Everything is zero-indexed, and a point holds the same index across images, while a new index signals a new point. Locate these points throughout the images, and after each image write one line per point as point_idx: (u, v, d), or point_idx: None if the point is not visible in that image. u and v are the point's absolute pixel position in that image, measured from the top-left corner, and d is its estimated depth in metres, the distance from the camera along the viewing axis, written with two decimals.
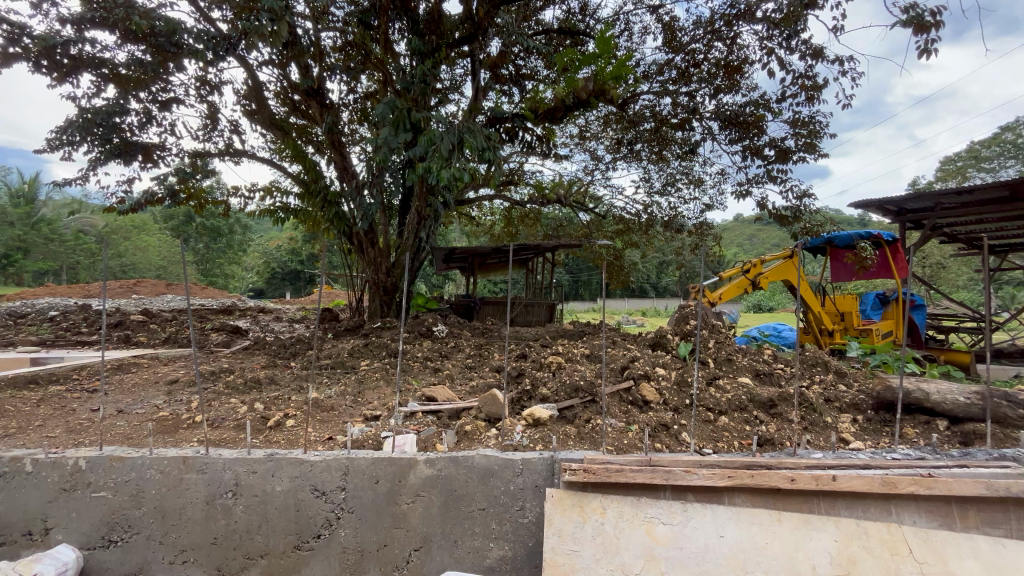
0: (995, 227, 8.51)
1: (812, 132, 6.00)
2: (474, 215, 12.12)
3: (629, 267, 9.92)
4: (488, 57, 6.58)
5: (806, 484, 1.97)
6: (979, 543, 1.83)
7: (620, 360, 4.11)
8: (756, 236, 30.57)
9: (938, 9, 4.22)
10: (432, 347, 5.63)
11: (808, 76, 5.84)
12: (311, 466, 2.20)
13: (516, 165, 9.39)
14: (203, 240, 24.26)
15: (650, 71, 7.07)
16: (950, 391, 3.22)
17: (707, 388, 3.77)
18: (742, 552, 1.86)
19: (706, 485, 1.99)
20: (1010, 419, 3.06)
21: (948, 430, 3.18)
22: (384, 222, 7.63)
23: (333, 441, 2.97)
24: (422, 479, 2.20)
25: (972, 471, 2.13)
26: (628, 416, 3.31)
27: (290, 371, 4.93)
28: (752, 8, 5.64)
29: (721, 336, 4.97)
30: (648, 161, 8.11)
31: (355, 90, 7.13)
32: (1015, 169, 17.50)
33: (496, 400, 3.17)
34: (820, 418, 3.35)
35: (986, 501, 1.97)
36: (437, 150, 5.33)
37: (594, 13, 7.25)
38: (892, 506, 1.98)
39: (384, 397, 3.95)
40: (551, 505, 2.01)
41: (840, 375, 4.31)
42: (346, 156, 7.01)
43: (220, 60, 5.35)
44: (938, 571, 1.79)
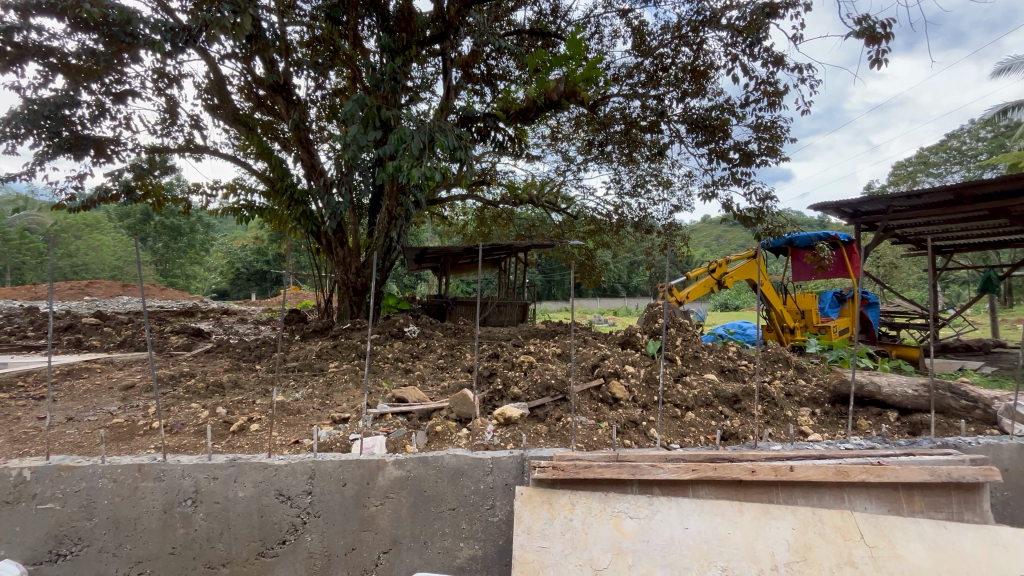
0: (941, 229, 9.02)
1: (774, 137, 6.23)
2: (447, 215, 12.07)
3: (600, 267, 10.06)
4: (459, 56, 6.53)
5: (765, 475, 2.05)
6: (925, 527, 1.95)
7: (590, 359, 4.17)
8: (723, 237, 31.46)
9: (888, 21, 4.44)
10: (403, 348, 5.57)
11: (770, 82, 6.04)
12: (276, 470, 2.14)
13: (488, 165, 9.39)
14: (162, 239, 23.27)
15: (619, 74, 7.18)
16: (899, 385, 3.41)
17: (675, 384, 3.87)
18: (706, 542, 1.92)
19: (672, 479, 2.05)
20: (953, 409, 3.26)
21: (898, 421, 3.37)
22: (353, 221, 7.50)
23: (300, 445, 2.92)
24: (390, 480, 2.17)
25: (919, 458, 2.26)
26: (598, 414, 3.37)
27: (254, 374, 4.79)
28: (717, 15, 5.81)
29: (688, 334, 5.10)
30: (618, 162, 8.22)
31: (323, 86, 6.98)
32: (961, 174, 18.58)
33: (467, 400, 3.18)
34: (780, 412, 3.50)
35: (930, 486, 2.10)
36: (407, 149, 5.26)
37: (564, 15, 7.30)
38: (846, 494, 2.08)
39: (353, 399, 3.89)
40: (521, 503, 2.01)
41: (800, 370, 4.49)
42: (313, 154, 6.85)
43: (179, 52, 5.15)
44: (888, 554, 1.89)
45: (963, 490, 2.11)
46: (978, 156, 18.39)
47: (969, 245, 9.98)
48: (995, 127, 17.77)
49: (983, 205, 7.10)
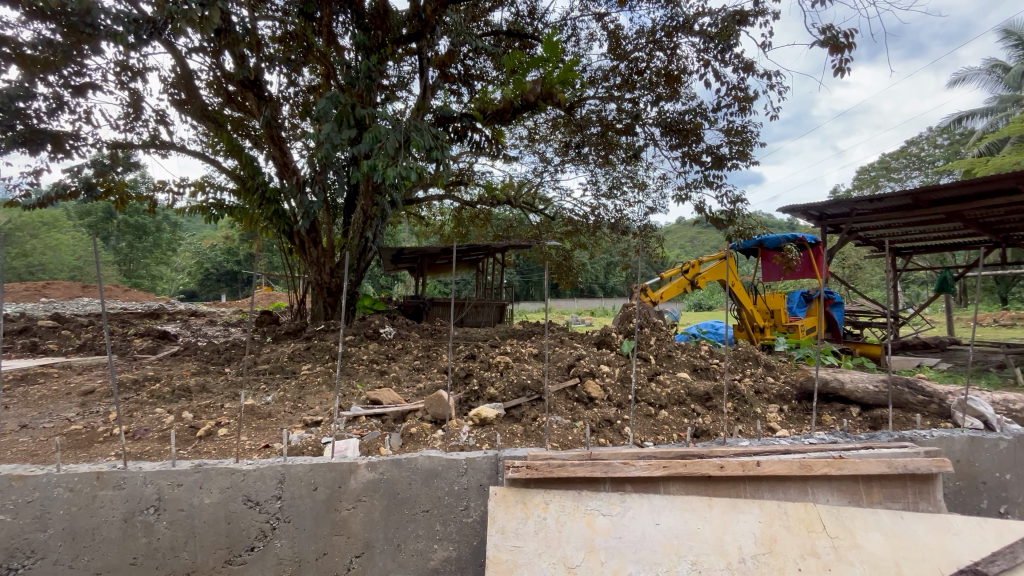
0: (901, 232, 9.42)
1: (744, 141, 6.40)
2: (424, 215, 11.97)
3: (577, 268, 10.15)
4: (436, 56, 6.49)
5: (733, 470, 2.11)
6: (882, 517, 2.04)
7: (566, 358, 4.20)
8: (697, 239, 32.11)
9: (850, 31, 4.62)
10: (378, 349, 5.50)
11: (740, 88, 6.20)
12: (244, 475, 2.08)
13: (466, 165, 9.36)
14: (126, 238, 22.40)
15: (596, 77, 7.26)
16: (861, 381, 3.55)
17: (649, 383, 3.94)
18: (676, 537, 1.96)
19: (644, 476, 2.08)
20: (910, 403, 3.41)
21: (860, 416, 3.51)
22: (327, 221, 7.36)
23: (270, 449, 2.86)
24: (363, 483, 2.14)
25: (878, 451, 2.36)
26: (573, 413, 3.40)
27: (223, 377, 4.65)
28: (690, 21, 5.93)
29: (662, 334, 5.18)
30: (595, 164, 8.30)
31: (296, 83, 6.83)
32: (920, 179, 19.44)
33: (442, 401, 3.16)
34: (750, 409, 3.60)
35: (887, 477, 2.20)
36: (383, 148, 5.20)
37: (541, 17, 7.34)
38: (809, 487, 2.16)
39: (327, 402, 3.82)
40: (495, 503, 2.02)
41: (769, 368, 4.62)
42: (286, 152, 6.71)
43: (144, 44, 4.97)
44: (848, 544, 1.96)
45: (918, 481, 2.22)
46: (936, 163, 19.30)
47: (927, 247, 10.45)
48: (951, 135, 18.67)
49: (939, 208, 7.46)
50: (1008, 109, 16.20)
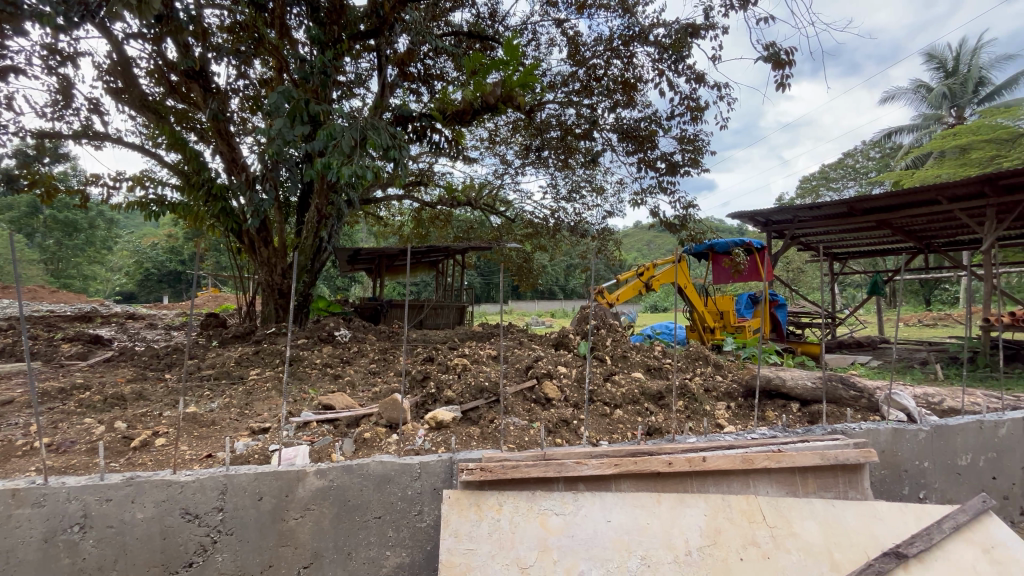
0: (837, 238, 10.07)
1: (696, 149, 6.65)
2: (382, 215, 11.75)
3: (537, 270, 10.25)
4: (394, 53, 6.38)
5: (681, 467, 2.19)
6: (816, 506, 2.17)
7: (524, 360, 4.23)
8: (653, 241, 33.12)
9: (790, 49, 4.91)
10: (332, 353, 5.35)
11: (692, 98, 6.45)
12: (182, 487, 1.97)
13: (425, 165, 9.24)
14: (54, 235, 20.67)
15: (555, 82, 7.35)
16: (800, 378, 3.77)
17: (604, 383, 4.03)
18: (626, 533, 2.00)
19: (596, 474, 2.13)
20: (843, 399, 3.65)
21: (799, 411, 3.73)
22: (279, 220, 7.09)
23: (213, 459, 2.73)
24: (312, 491, 2.07)
25: (812, 444, 2.52)
26: (530, 415, 3.42)
27: (162, 384, 4.37)
28: (645, 31, 6.11)
29: (618, 335, 5.31)
30: (555, 168, 8.39)
31: (246, 76, 6.54)
32: (854, 189, 20.87)
33: (396, 404, 3.12)
34: (699, 407, 3.75)
35: (820, 468, 2.35)
36: (338, 146, 5.06)
37: (502, 20, 7.39)
38: (750, 480, 2.28)
39: (276, 408, 3.68)
40: (448, 506, 2.00)
41: (717, 367, 4.82)
42: (235, 148, 6.42)
43: (74, 27, 4.62)
44: (785, 533, 2.08)
45: (847, 471, 2.39)
46: (869, 174, 20.77)
47: (860, 252, 11.21)
48: (882, 148, 20.13)
49: (871, 217, 8.03)
50: (930, 126, 17.66)
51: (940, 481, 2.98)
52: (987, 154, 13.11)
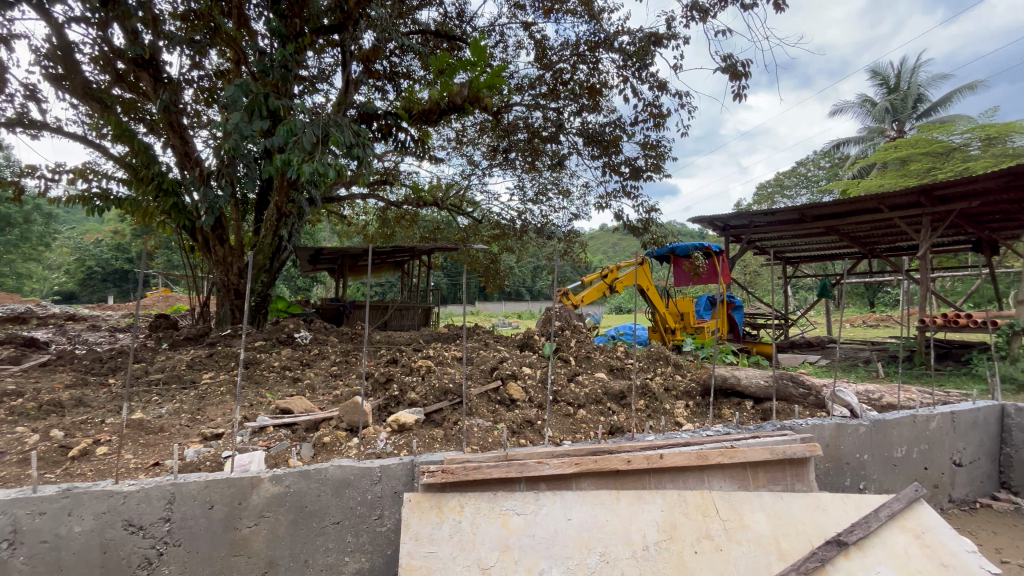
0: (789, 243, 10.57)
1: (659, 154, 6.84)
2: (346, 214, 11.50)
3: (504, 271, 10.29)
4: (359, 49, 6.26)
5: (639, 464, 2.26)
6: (766, 499, 2.28)
7: (489, 360, 4.23)
8: (618, 243, 33.78)
9: (746, 61, 5.13)
10: (291, 355, 5.19)
11: (655, 105, 6.63)
12: (125, 497, 1.87)
13: (391, 164, 9.10)
14: None
15: (522, 84, 7.40)
16: (754, 377, 3.94)
17: (569, 384, 4.09)
18: (586, 531, 2.04)
19: (557, 473, 2.16)
20: (793, 396, 3.82)
21: (752, 409, 3.90)
22: (236, 217, 6.81)
23: (160, 467, 2.61)
24: (267, 498, 2.01)
25: (763, 439, 2.64)
26: (495, 416, 3.43)
27: (104, 390, 4.12)
28: (611, 38, 6.23)
29: (582, 336, 5.39)
30: (522, 170, 8.42)
31: (201, 66, 6.26)
32: (806, 197, 21.96)
33: (358, 407, 3.07)
34: (659, 406, 3.87)
35: (770, 462, 2.47)
36: (298, 142, 4.90)
37: (470, 20, 7.38)
38: (704, 475, 2.37)
39: (230, 413, 3.54)
40: (409, 510, 1.98)
41: (677, 366, 4.96)
42: (188, 141, 6.15)
43: (7, 6, 4.29)
44: (737, 525, 2.17)
45: (794, 464, 2.51)
46: (819, 182, 21.90)
47: (811, 256, 11.80)
48: (831, 158, 21.23)
49: (820, 223, 8.48)
50: (874, 139, 18.80)
51: (878, 472, 3.19)
52: (925, 166, 14.07)
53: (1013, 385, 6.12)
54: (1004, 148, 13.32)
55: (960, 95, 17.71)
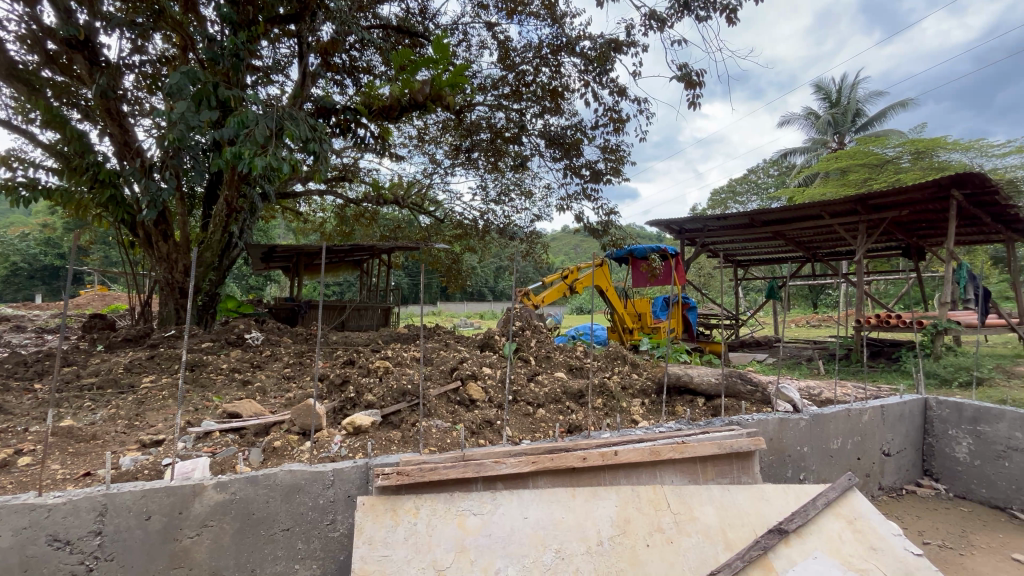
0: (741, 246, 11.06)
1: (618, 158, 7.00)
2: (302, 210, 11.12)
3: (466, 271, 10.25)
4: (318, 41, 6.07)
5: (594, 461, 2.31)
6: (715, 491, 2.38)
7: (449, 361, 4.20)
8: (579, 245, 34.17)
9: (701, 71, 5.33)
10: (242, 357, 4.97)
11: (615, 110, 6.77)
12: (48, 510, 1.73)
13: (350, 160, 8.88)
14: None
15: (485, 84, 7.38)
16: (705, 374, 4.09)
17: (528, 383, 4.12)
18: (543, 528, 2.07)
19: (513, 473, 2.18)
20: (742, 392, 4.00)
21: (704, 406, 4.06)
22: (182, 211, 6.44)
23: (92, 477, 2.44)
24: (210, 506, 1.92)
25: (712, 434, 2.75)
26: (454, 416, 3.40)
27: (29, 396, 3.81)
28: (573, 42, 6.32)
29: (542, 336, 5.44)
30: (484, 170, 8.39)
31: (144, 51, 5.89)
32: (757, 204, 23.03)
33: (311, 410, 2.98)
34: (615, 404, 3.96)
35: (717, 457, 2.58)
36: (250, 135, 4.69)
37: (432, 17, 7.32)
38: (656, 470, 2.45)
39: (173, 418, 3.35)
40: (363, 513, 1.94)
41: (634, 365, 5.09)
42: (128, 129, 5.79)
43: None
44: (687, 518, 2.25)
45: (740, 458, 2.64)
46: (768, 189, 23.03)
47: (760, 259, 12.38)
48: (779, 167, 22.37)
49: (768, 228, 8.92)
50: (818, 150, 19.97)
51: (817, 463, 3.38)
52: (863, 177, 15.06)
53: (936, 380, 6.64)
54: (931, 161, 14.43)
55: (894, 111, 19.06)
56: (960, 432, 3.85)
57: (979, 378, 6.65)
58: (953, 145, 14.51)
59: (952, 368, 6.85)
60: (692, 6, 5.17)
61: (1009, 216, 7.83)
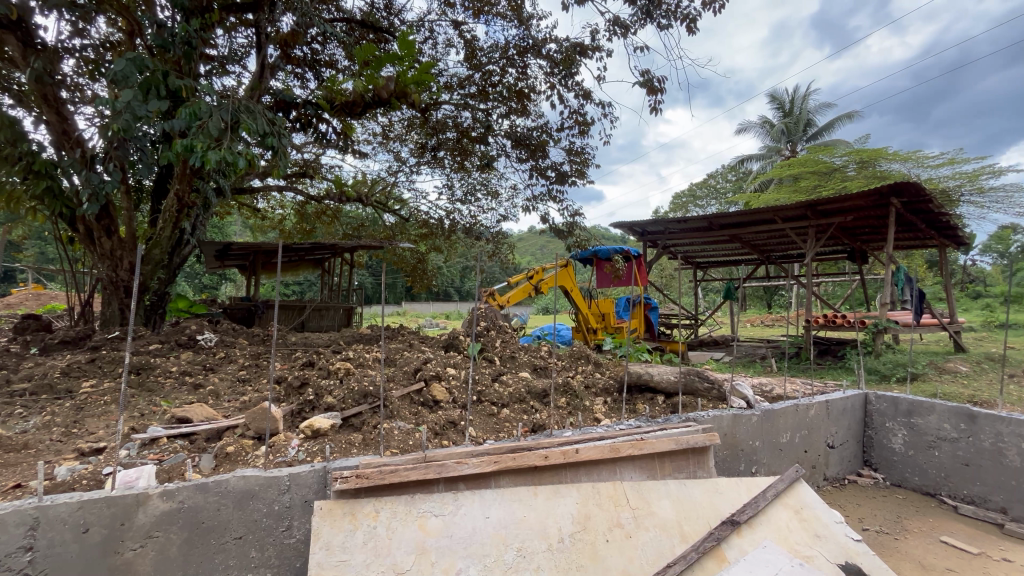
0: (700, 248, 11.42)
1: (583, 160, 7.10)
2: (260, 207, 10.71)
3: (432, 271, 10.15)
4: (277, 33, 5.88)
5: (555, 459, 2.35)
6: (672, 486, 2.45)
7: (413, 362, 4.15)
8: (546, 245, 34.33)
9: (662, 78, 5.48)
10: (193, 359, 4.75)
11: (580, 113, 6.87)
12: None
13: (312, 156, 8.63)
14: None
15: (451, 83, 7.34)
16: (664, 372, 4.21)
17: (493, 383, 4.13)
18: (504, 528, 2.08)
19: (476, 473, 2.19)
20: (699, 389, 4.13)
21: (664, 403, 4.17)
22: (127, 206, 6.07)
23: (22, 490, 2.28)
24: (155, 516, 1.83)
25: (670, 430, 2.84)
26: (417, 418, 3.36)
27: None
28: (539, 45, 6.37)
29: (507, 336, 5.45)
30: (450, 169, 8.34)
31: (85, 34, 5.54)
32: (715, 207, 23.84)
33: (266, 413, 2.88)
34: (579, 403, 4.02)
35: (674, 452, 2.67)
36: (203, 127, 4.47)
37: (398, 13, 7.21)
38: (616, 467, 2.51)
39: (115, 425, 3.17)
40: (319, 519, 1.89)
41: (597, 365, 5.17)
42: (67, 117, 5.43)
43: None
44: (645, 513, 2.31)
45: (696, 453, 2.74)
46: (726, 194, 23.91)
47: (718, 261, 12.83)
48: (736, 173, 23.26)
49: (725, 231, 9.27)
50: (772, 157, 20.89)
51: (768, 457, 3.54)
52: (813, 184, 15.88)
53: (875, 375, 7.08)
54: (874, 171, 15.35)
55: (841, 122, 20.18)
56: (895, 424, 4.11)
57: (914, 373, 7.12)
58: (893, 156, 15.49)
59: (890, 365, 7.33)
60: (654, 14, 5.30)
61: (941, 223, 8.42)
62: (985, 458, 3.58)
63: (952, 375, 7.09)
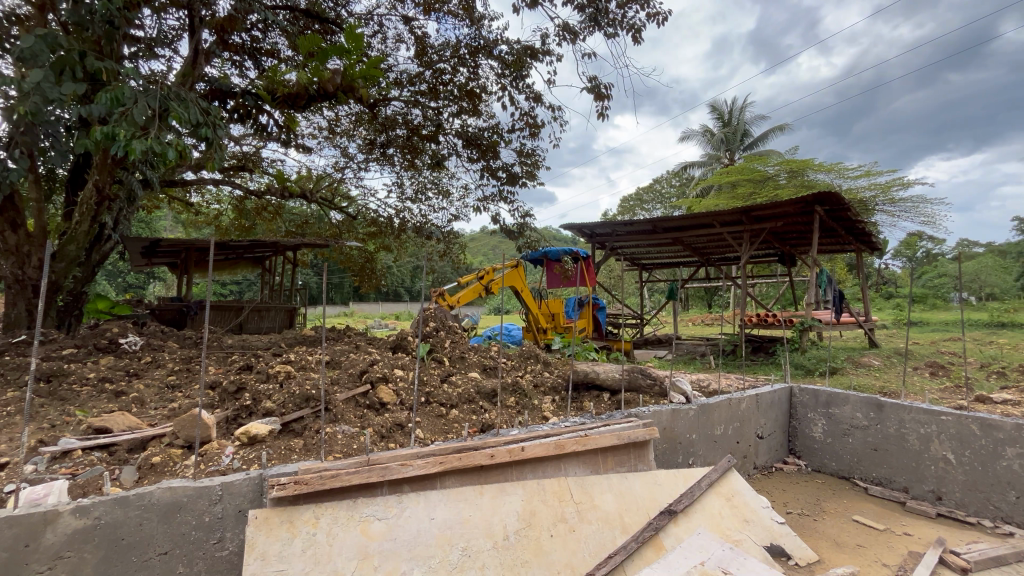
0: (646, 250, 11.85)
1: (533, 162, 7.18)
2: (194, 201, 10.04)
3: (381, 271, 9.91)
4: (212, 17, 5.54)
5: (502, 458, 2.37)
6: (615, 479, 2.54)
7: (359, 364, 4.04)
8: (498, 246, 34.40)
9: (609, 85, 5.64)
10: (114, 364, 4.38)
11: (530, 115, 6.94)
12: None
13: (251, 149, 8.19)
14: None
15: (401, 79, 7.22)
16: (610, 371, 4.34)
17: (442, 384, 4.10)
18: (449, 528, 2.08)
19: (421, 474, 2.17)
20: (642, 386, 4.28)
21: (609, 400, 4.29)
22: (36, 196, 5.51)
23: None
24: (67, 535, 1.69)
25: (612, 426, 2.94)
26: (362, 421, 3.29)
27: None
28: (490, 45, 6.38)
29: (457, 336, 5.42)
30: (400, 166, 8.17)
31: None
32: (660, 211, 24.81)
33: (195, 420, 2.72)
34: (527, 402, 4.07)
35: (617, 447, 2.77)
36: (126, 114, 4.14)
37: (345, 5, 6.98)
38: (561, 463, 2.57)
39: (21, 438, 2.87)
40: (254, 528, 1.81)
41: (546, 364, 5.24)
42: None
43: None
44: (587, 506, 2.38)
45: (637, 447, 2.85)
46: (670, 198, 24.96)
47: (663, 263, 13.37)
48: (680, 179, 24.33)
49: (668, 234, 9.66)
50: (712, 164, 22.05)
51: (703, 448, 3.74)
52: (749, 191, 16.87)
53: (801, 371, 7.63)
54: (802, 180, 16.57)
55: (773, 134, 21.59)
56: (816, 415, 4.46)
57: (834, 367, 7.74)
58: (819, 167, 16.74)
59: (814, 360, 7.93)
60: (601, 23, 5.45)
61: (858, 230, 9.18)
62: (891, 444, 3.95)
63: (866, 368, 7.77)
